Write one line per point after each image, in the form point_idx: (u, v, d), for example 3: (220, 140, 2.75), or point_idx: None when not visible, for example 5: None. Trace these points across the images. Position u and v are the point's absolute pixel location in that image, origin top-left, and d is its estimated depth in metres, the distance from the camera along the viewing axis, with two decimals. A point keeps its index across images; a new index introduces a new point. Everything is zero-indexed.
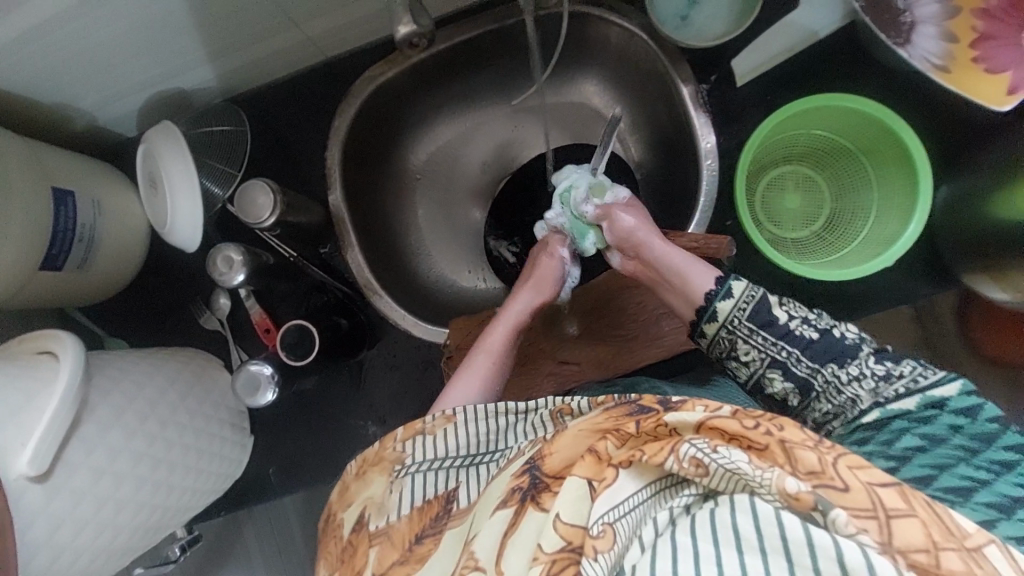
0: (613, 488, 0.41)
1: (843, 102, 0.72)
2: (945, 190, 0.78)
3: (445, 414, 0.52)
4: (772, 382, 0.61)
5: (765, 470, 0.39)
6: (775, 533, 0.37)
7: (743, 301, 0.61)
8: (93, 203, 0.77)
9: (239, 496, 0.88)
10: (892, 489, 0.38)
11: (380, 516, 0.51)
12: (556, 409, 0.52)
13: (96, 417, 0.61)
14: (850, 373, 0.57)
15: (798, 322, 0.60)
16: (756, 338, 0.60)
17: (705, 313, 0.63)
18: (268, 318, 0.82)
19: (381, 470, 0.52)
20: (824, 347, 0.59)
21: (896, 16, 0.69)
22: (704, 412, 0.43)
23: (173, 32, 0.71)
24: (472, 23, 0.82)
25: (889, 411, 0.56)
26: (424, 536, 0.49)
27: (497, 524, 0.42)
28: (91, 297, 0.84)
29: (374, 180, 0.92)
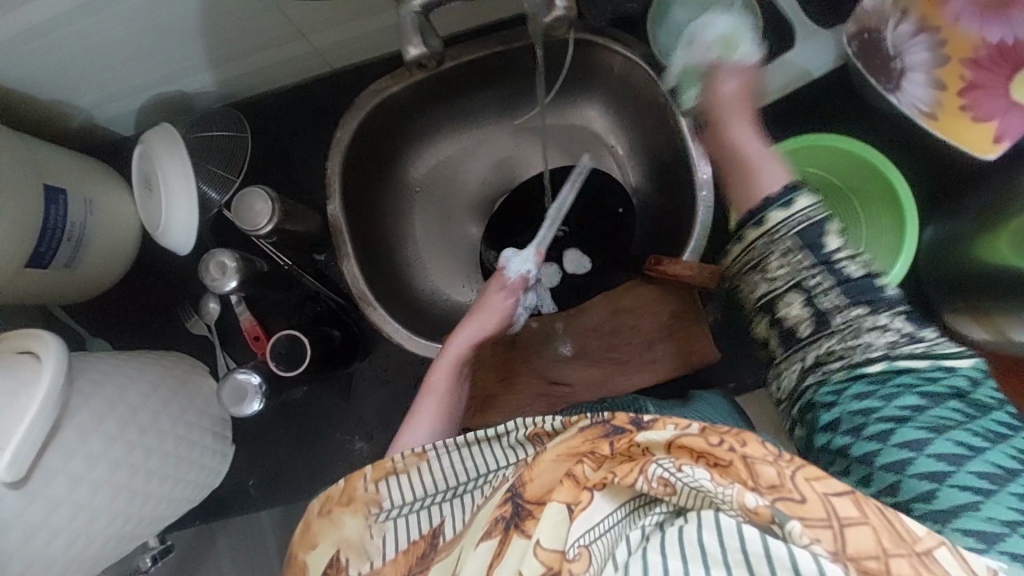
0: (587, 510, 0.40)
1: (833, 143, 0.75)
2: (931, 230, 0.81)
3: (417, 452, 0.50)
4: (788, 305, 0.58)
5: (726, 486, 0.39)
6: (738, 548, 0.36)
7: (799, 216, 0.57)
8: (85, 202, 0.75)
9: (217, 507, 0.86)
10: (846, 498, 0.39)
11: (360, 560, 0.48)
12: (532, 433, 0.48)
13: (76, 422, 0.60)
14: (876, 320, 0.56)
15: (846, 257, 0.57)
16: (796, 254, 0.57)
17: (772, 203, 0.59)
18: (258, 326, 0.81)
19: (354, 511, 0.49)
20: (859, 287, 0.56)
21: (886, 62, 0.75)
22: (674, 429, 0.41)
23: (180, 36, 0.71)
24: (479, 44, 0.83)
25: (897, 367, 0.55)
26: (409, 573, 0.46)
27: (482, 554, 0.40)
28: (76, 297, 0.82)
29: (372, 192, 0.93)
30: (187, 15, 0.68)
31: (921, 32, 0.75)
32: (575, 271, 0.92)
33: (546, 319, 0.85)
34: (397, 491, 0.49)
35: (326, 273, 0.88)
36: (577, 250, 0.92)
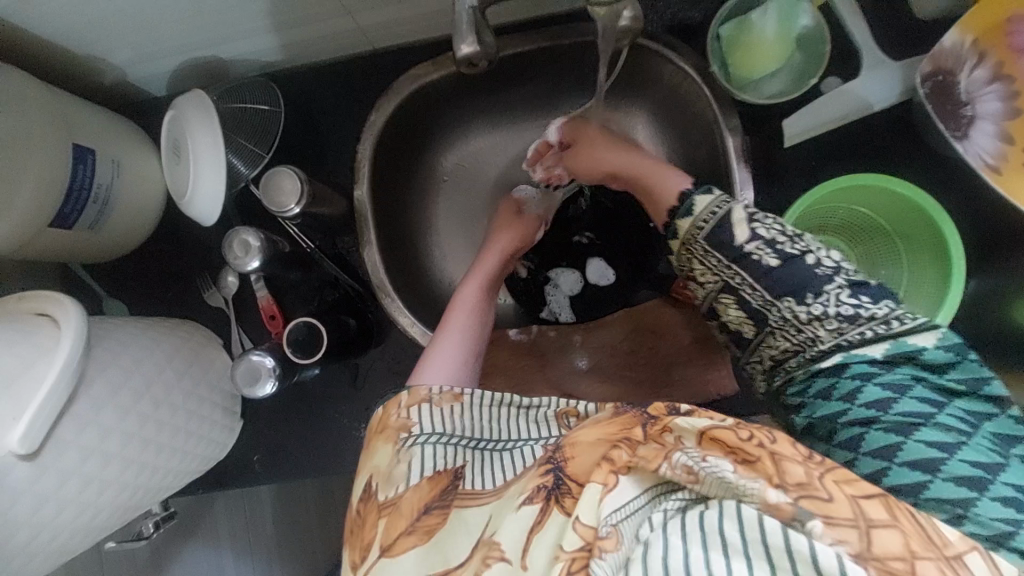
0: (616, 492, 0.40)
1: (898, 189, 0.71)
2: (974, 283, 0.78)
3: (453, 393, 0.60)
4: (726, 308, 0.62)
5: (749, 480, 0.38)
6: (758, 540, 0.35)
7: (715, 205, 0.60)
8: (112, 164, 0.74)
9: (219, 478, 0.87)
10: (875, 501, 0.40)
11: (389, 485, 0.53)
12: (561, 411, 0.58)
13: (92, 393, 0.60)
14: (810, 311, 0.55)
15: (760, 246, 0.57)
16: (711, 259, 0.60)
17: (678, 213, 0.63)
18: (275, 305, 0.80)
19: (386, 438, 0.57)
20: (786, 277, 0.56)
21: (956, 108, 0.73)
22: (710, 421, 0.43)
23: (222, 1, 0.69)
24: (528, 38, 0.79)
25: (855, 355, 0.55)
26: (432, 507, 0.50)
27: (523, 518, 0.42)
28: (98, 257, 0.81)
29: (400, 179, 0.90)
30: None
31: (995, 80, 0.73)
32: (596, 281, 0.87)
33: (565, 330, 0.87)
34: (428, 421, 0.58)
35: (349, 261, 0.88)
36: (602, 261, 0.87)
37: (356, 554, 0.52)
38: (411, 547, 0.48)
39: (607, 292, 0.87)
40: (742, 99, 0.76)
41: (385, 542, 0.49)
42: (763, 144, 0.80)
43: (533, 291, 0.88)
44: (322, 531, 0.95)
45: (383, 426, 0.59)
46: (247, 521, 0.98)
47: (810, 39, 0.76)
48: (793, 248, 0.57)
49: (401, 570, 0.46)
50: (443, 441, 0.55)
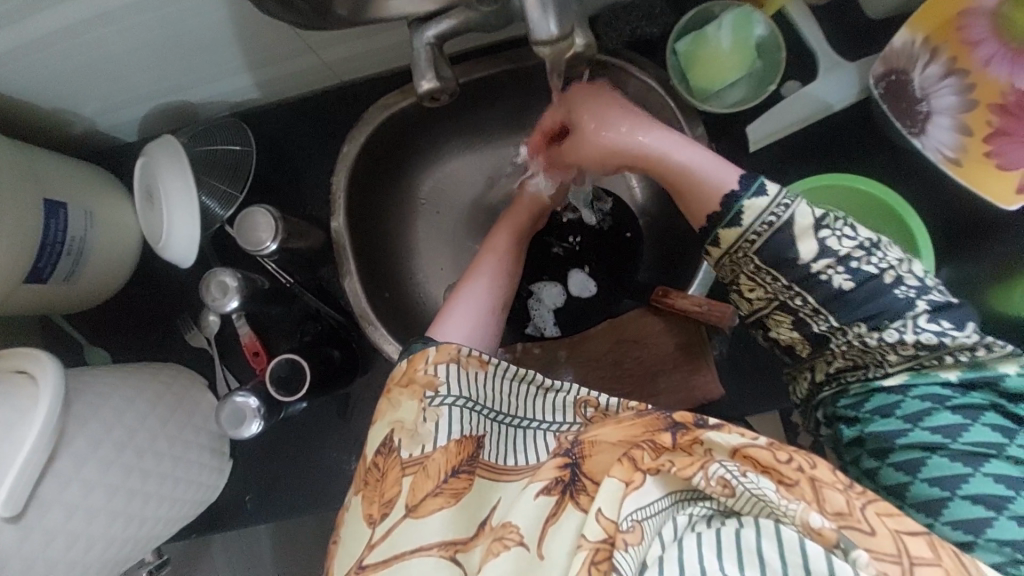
0: (639, 491, 0.43)
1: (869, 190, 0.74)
2: (946, 273, 0.79)
3: (480, 359, 0.59)
4: (778, 325, 0.61)
5: (791, 501, 0.42)
6: (799, 564, 0.40)
7: (776, 205, 0.56)
8: (85, 215, 0.74)
9: (212, 520, 0.86)
10: (920, 539, 0.42)
11: (412, 444, 0.55)
12: (581, 399, 0.60)
13: (73, 449, 0.60)
14: (885, 338, 0.56)
15: (832, 265, 0.56)
16: (764, 275, 0.58)
17: (724, 220, 0.58)
18: (258, 341, 0.81)
19: (412, 393, 0.57)
20: (865, 298, 0.56)
21: (913, 106, 0.75)
22: (742, 438, 0.46)
23: (184, 48, 0.69)
24: (492, 62, 0.80)
25: (923, 377, 0.58)
26: (458, 471, 0.53)
27: (539, 505, 0.46)
28: (76, 307, 0.81)
29: (377, 207, 0.90)
30: (194, 28, 0.66)
31: (949, 75, 0.74)
32: (579, 293, 0.89)
33: (551, 345, 0.86)
34: (455, 382, 0.57)
35: (330, 292, 0.88)
36: (583, 272, 0.88)
37: (374, 507, 0.53)
38: (438, 508, 0.50)
39: (588, 304, 0.88)
40: (704, 108, 0.77)
41: (411, 502, 0.51)
42: (729, 151, 0.81)
43: (517, 307, 0.89)
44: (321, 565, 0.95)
45: (410, 376, 0.58)
46: (244, 560, 0.97)
47: (766, 46, 0.77)
48: (870, 265, 0.56)
49: (425, 530, 0.49)
50: (469, 406, 0.56)
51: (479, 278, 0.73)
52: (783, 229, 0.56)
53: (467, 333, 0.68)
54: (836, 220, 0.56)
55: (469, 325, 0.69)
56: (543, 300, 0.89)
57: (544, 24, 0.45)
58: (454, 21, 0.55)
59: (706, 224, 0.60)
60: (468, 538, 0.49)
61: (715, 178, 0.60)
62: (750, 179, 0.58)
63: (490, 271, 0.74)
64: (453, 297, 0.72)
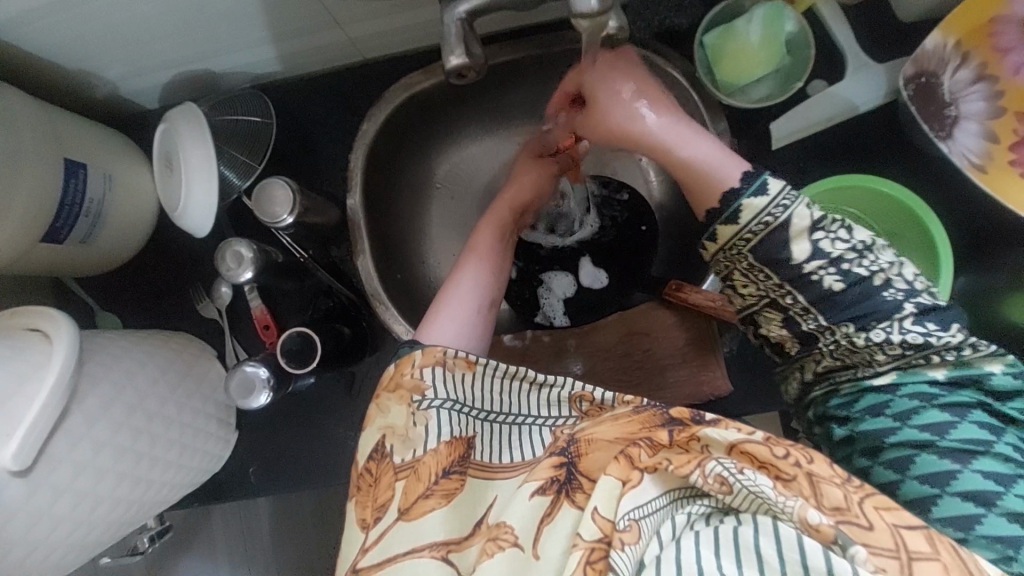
0: (636, 489, 0.43)
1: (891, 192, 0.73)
2: (964, 281, 0.79)
3: (465, 361, 0.59)
4: (768, 322, 0.62)
5: (789, 498, 0.42)
6: (797, 560, 0.40)
7: (779, 202, 0.56)
8: (104, 178, 0.74)
9: (215, 490, 0.87)
10: (918, 533, 0.43)
11: (405, 449, 0.55)
12: (577, 394, 0.59)
13: (85, 408, 0.60)
14: (870, 338, 0.57)
15: (824, 266, 0.56)
16: (757, 273, 0.59)
17: (722, 215, 0.58)
18: (268, 314, 0.80)
19: (399, 398, 0.58)
20: (855, 298, 0.56)
21: (941, 109, 0.74)
22: (738, 434, 0.46)
23: (211, 15, 0.69)
24: (516, 46, 0.80)
25: (910, 376, 0.58)
26: (450, 471, 0.53)
27: (534, 506, 0.47)
28: (90, 270, 0.81)
29: (393, 187, 0.90)
30: None
31: (979, 80, 0.74)
32: (590, 285, 0.88)
33: (559, 335, 0.86)
34: (442, 385, 0.58)
35: (343, 269, 0.87)
36: (593, 263, 0.88)
37: (367, 511, 0.54)
38: (432, 508, 0.51)
39: (599, 295, 0.88)
40: (729, 103, 0.77)
41: (404, 505, 0.52)
42: (751, 147, 0.81)
43: (527, 294, 0.89)
44: (321, 542, 0.95)
45: (396, 383, 0.59)
46: (244, 534, 0.97)
47: (794, 44, 0.76)
48: (860, 266, 0.56)
49: (421, 529, 0.50)
50: (456, 408, 0.57)
51: (464, 281, 0.73)
52: (780, 229, 0.56)
53: (457, 339, 0.69)
54: (830, 221, 0.56)
55: (457, 332, 0.69)
56: (554, 290, 0.89)
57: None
58: None
59: (707, 218, 0.59)
60: (461, 537, 0.50)
61: (714, 172, 0.59)
62: (751, 177, 0.57)
63: (475, 273, 0.74)
64: (441, 293, 0.72)
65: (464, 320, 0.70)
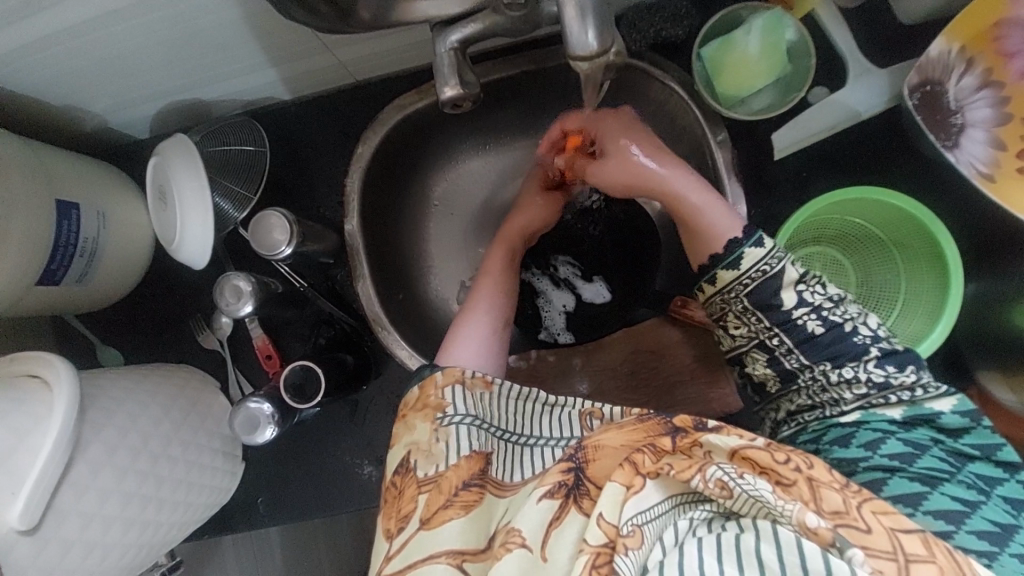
0: (639, 495, 0.43)
1: (907, 205, 0.69)
2: (973, 287, 0.79)
3: (484, 380, 0.61)
4: (754, 362, 0.64)
5: (787, 501, 0.41)
6: (797, 562, 0.39)
7: (775, 252, 0.61)
8: (98, 216, 0.73)
9: (223, 522, 0.86)
10: (914, 536, 0.42)
11: (429, 462, 0.55)
12: (586, 411, 0.59)
13: (89, 457, 0.59)
14: (842, 375, 0.60)
15: (808, 313, 0.60)
16: (751, 317, 0.62)
17: (723, 261, 0.62)
18: (270, 344, 0.81)
19: (425, 416, 0.58)
20: (828, 342, 0.60)
21: (946, 118, 0.73)
22: (741, 439, 0.46)
23: (198, 46, 0.67)
24: (509, 63, 0.79)
25: (873, 415, 0.60)
26: (470, 484, 0.53)
27: (542, 510, 0.45)
28: (87, 308, 0.80)
29: (392, 208, 0.89)
30: (211, 26, 0.64)
31: (984, 86, 0.72)
32: (591, 300, 0.87)
33: (564, 355, 0.87)
34: (462, 403, 0.58)
35: (344, 295, 0.85)
36: (597, 279, 0.86)
37: (391, 523, 0.54)
38: (450, 518, 0.50)
39: (603, 309, 0.87)
40: (728, 114, 0.75)
41: (425, 514, 0.51)
42: (754, 159, 0.80)
43: (531, 313, 0.87)
44: (332, 567, 0.94)
45: (423, 401, 0.59)
46: (254, 562, 0.97)
47: (797, 51, 0.75)
48: (837, 314, 0.60)
49: (439, 538, 0.49)
50: (477, 424, 0.57)
51: (477, 312, 0.72)
52: (774, 278, 0.60)
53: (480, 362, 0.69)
54: (812, 276, 0.61)
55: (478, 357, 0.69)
56: (553, 303, 0.87)
57: (582, 36, 0.44)
58: (481, 25, 0.54)
59: (709, 262, 0.64)
60: (477, 548, 0.48)
61: (715, 226, 0.63)
62: (750, 231, 0.62)
63: (487, 300, 0.73)
64: (457, 321, 0.72)
65: (482, 345, 0.70)
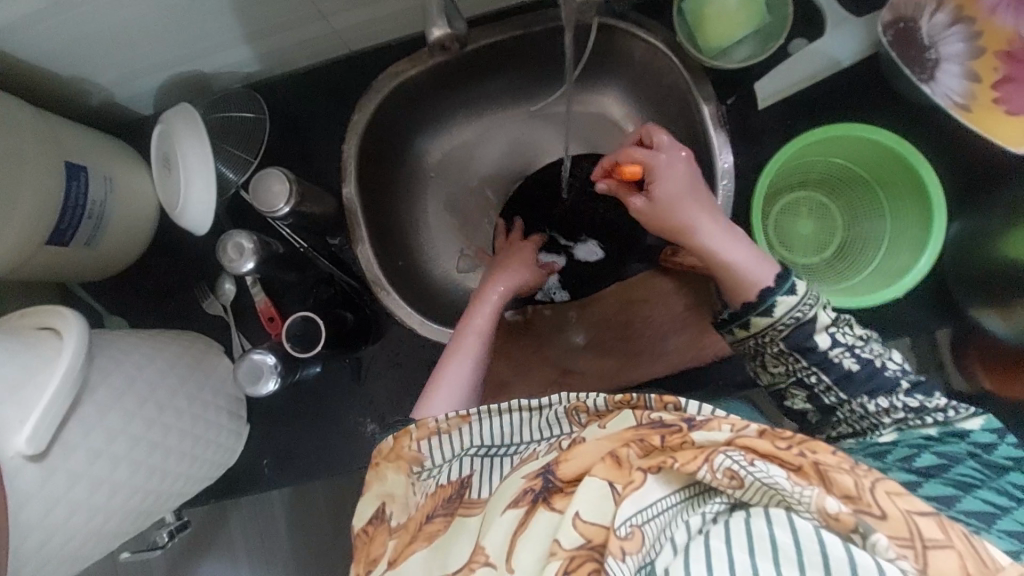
0: (639, 492, 0.43)
1: (890, 140, 0.71)
2: (957, 225, 0.80)
3: (460, 415, 0.58)
4: (793, 397, 0.68)
5: (804, 487, 0.42)
6: (816, 551, 0.38)
7: (805, 299, 0.62)
8: (105, 180, 0.76)
9: (229, 486, 0.87)
10: (931, 520, 0.41)
11: (402, 512, 0.58)
12: (572, 407, 0.57)
13: (95, 399, 0.61)
14: (878, 405, 0.63)
15: (843, 351, 0.63)
16: (789, 357, 0.64)
17: (757, 308, 0.63)
18: (273, 307, 0.82)
19: (399, 468, 0.59)
20: (864, 377, 0.63)
21: (922, 53, 0.74)
22: (731, 431, 0.46)
23: (198, 12, 0.70)
24: (496, 29, 0.81)
25: (909, 433, 0.64)
26: (434, 515, 0.54)
27: (508, 521, 0.46)
28: (94, 274, 0.82)
29: (388, 177, 0.92)
30: None
31: (956, 23, 0.75)
32: (586, 259, 0.88)
33: (561, 307, 0.88)
34: (438, 454, 0.59)
35: (343, 259, 0.89)
36: (590, 239, 0.88)
37: (361, 567, 0.56)
38: (415, 551, 0.52)
39: (597, 267, 0.88)
40: (712, 63, 0.78)
41: (393, 556, 0.53)
42: (738, 109, 0.82)
43: None
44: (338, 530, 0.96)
45: (396, 453, 0.59)
46: (262, 527, 0.99)
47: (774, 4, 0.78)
48: (867, 353, 0.64)
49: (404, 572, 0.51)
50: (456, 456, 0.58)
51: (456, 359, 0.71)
52: (808, 323, 0.62)
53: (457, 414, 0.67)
54: (842, 319, 0.64)
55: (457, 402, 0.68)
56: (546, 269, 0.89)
57: None
58: None
59: (742, 309, 0.65)
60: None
61: (752, 274, 0.64)
62: (784, 276, 0.63)
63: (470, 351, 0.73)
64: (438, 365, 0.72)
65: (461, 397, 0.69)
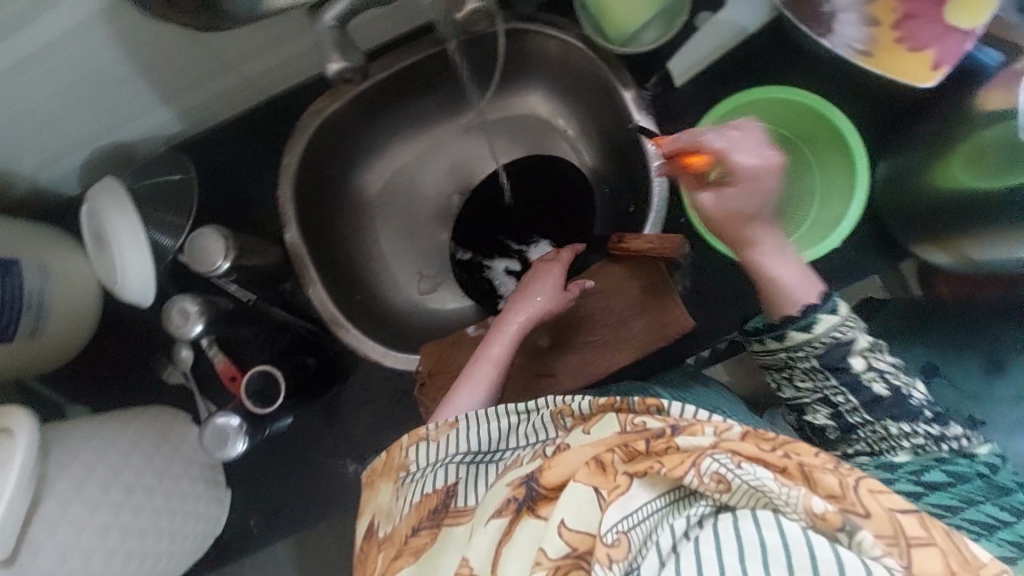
0: (621, 499, 0.42)
1: (815, 103, 0.73)
2: (884, 166, 0.81)
3: (448, 421, 0.57)
4: (814, 412, 0.65)
5: (792, 488, 0.40)
6: (804, 555, 0.37)
7: (842, 321, 0.61)
8: (39, 269, 0.74)
9: (221, 553, 0.87)
10: (913, 517, 0.39)
11: (388, 522, 0.56)
12: (557, 411, 0.55)
13: (56, 493, 0.60)
14: (901, 429, 0.62)
15: (874, 375, 0.61)
16: (819, 375, 0.62)
17: (798, 323, 0.61)
18: (233, 365, 0.82)
19: (388, 477, 0.57)
20: (889, 404, 0.61)
21: (817, 8, 0.75)
22: (714, 434, 0.44)
23: (102, 85, 0.70)
24: (409, 50, 0.82)
25: (921, 458, 0.63)
26: (421, 527, 0.52)
27: (492, 531, 0.45)
28: (49, 364, 0.81)
29: (331, 214, 0.92)
30: (108, 62, 0.67)
31: None
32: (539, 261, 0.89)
33: None
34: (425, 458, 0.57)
35: (295, 303, 0.87)
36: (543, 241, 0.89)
37: None
38: (402, 567, 0.51)
39: None
40: (622, 49, 0.79)
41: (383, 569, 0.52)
42: (657, 89, 0.83)
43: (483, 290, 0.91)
44: None
45: (388, 463, 0.58)
46: None
47: None
48: (897, 380, 0.62)
49: None
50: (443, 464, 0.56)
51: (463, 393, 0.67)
52: (844, 345, 0.61)
53: None
54: (875, 343, 0.62)
55: None
56: (500, 275, 0.92)
57: None
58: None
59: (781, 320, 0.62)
60: None
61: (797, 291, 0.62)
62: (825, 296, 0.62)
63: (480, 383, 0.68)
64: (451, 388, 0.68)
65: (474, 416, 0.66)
